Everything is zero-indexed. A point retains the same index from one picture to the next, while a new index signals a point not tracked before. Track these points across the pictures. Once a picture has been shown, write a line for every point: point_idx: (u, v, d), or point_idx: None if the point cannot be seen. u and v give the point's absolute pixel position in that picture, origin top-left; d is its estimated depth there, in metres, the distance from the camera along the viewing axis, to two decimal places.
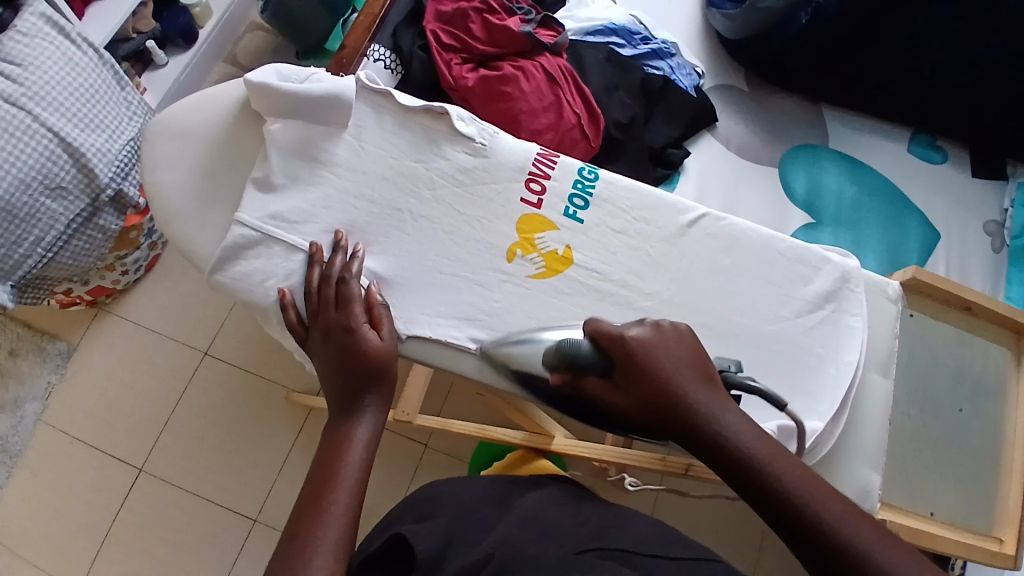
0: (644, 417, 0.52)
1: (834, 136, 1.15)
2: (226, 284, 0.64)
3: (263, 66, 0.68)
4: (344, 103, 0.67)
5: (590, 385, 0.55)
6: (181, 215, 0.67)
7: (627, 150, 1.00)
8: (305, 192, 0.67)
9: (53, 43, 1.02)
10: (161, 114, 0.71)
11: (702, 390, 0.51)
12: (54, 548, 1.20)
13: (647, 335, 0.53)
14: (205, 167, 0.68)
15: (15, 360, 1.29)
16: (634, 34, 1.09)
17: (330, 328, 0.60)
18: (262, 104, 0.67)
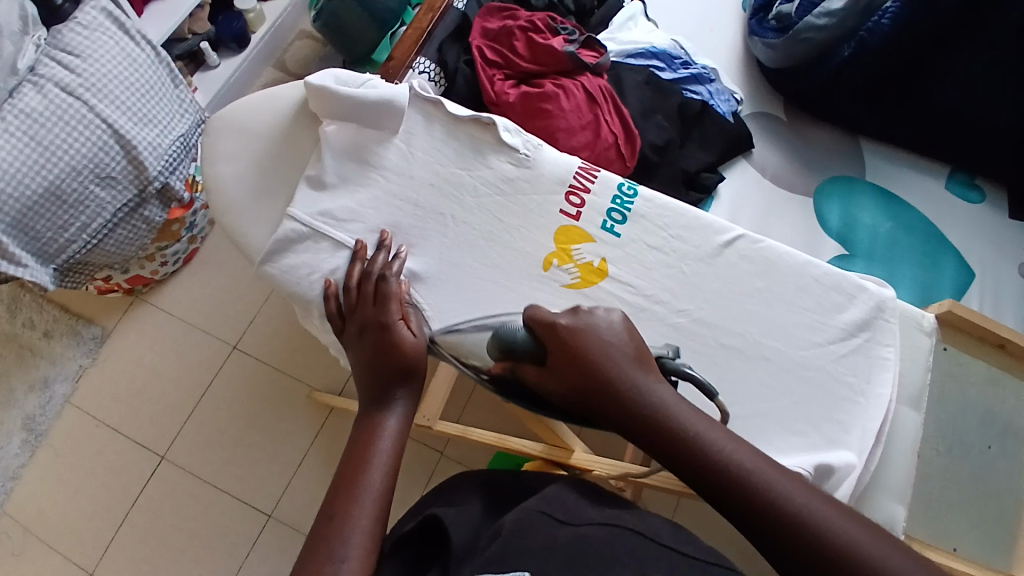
0: (573, 398, 0.54)
1: (871, 169, 1.14)
2: (273, 276, 0.67)
3: (322, 71, 0.71)
4: (397, 111, 0.70)
5: (524, 371, 0.56)
6: (231, 208, 0.70)
7: (662, 171, 1.01)
8: (355, 190, 0.69)
9: (112, 38, 1.07)
10: (221, 112, 0.74)
11: (630, 371, 0.54)
12: (72, 528, 1.23)
13: (581, 320, 0.55)
14: (258, 163, 0.71)
15: (50, 341, 1.33)
16: (675, 59, 1.10)
17: (367, 323, 0.61)
18: (318, 106, 0.70)
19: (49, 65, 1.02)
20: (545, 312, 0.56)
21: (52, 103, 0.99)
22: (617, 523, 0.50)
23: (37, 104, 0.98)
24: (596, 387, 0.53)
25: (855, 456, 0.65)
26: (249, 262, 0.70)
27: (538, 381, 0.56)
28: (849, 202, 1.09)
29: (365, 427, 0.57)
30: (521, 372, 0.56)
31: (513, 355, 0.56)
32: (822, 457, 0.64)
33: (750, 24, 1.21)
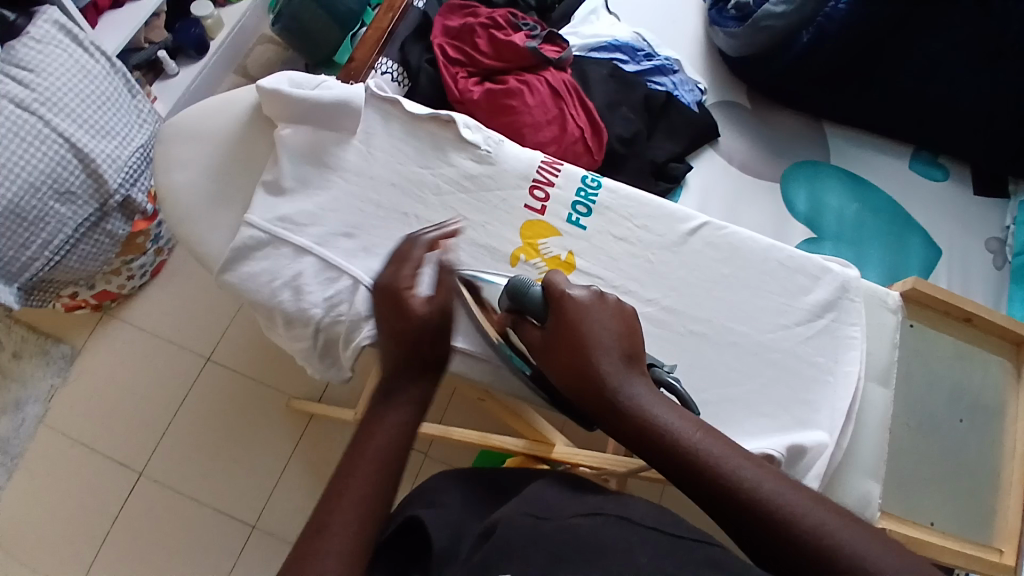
0: (561, 378, 0.54)
1: (835, 152, 1.16)
2: (235, 284, 0.65)
3: (275, 74, 0.70)
4: (355, 111, 0.69)
5: (527, 329, 0.59)
6: (191, 217, 0.68)
7: (630, 163, 1.02)
8: (316, 192, 0.68)
9: (66, 50, 1.05)
10: (176, 118, 0.72)
11: (619, 362, 0.52)
12: (50, 552, 1.20)
13: (586, 299, 0.55)
14: (217, 170, 0.70)
15: (18, 362, 1.30)
16: (638, 51, 1.11)
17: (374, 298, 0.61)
18: (274, 110, 0.69)
19: (1, 80, 0.99)
20: (559, 282, 0.57)
21: (7, 120, 0.97)
22: (600, 512, 0.49)
23: None
24: (581, 369, 0.52)
25: (825, 434, 0.66)
26: (212, 271, 0.68)
27: (537, 349, 0.57)
28: (816, 186, 1.11)
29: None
30: (524, 329, 0.59)
31: (522, 314, 0.59)
32: (793, 437, 0.65)
33: (710, 13, 1.22)
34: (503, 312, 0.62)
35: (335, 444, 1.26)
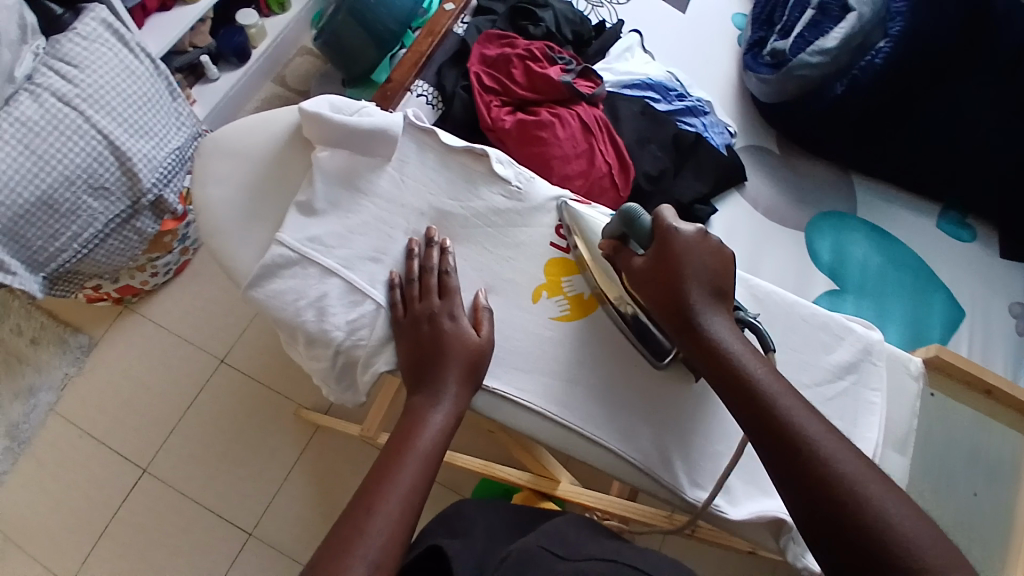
0: (659, 307, 0.61)
1: (861, 204, 1.16)
2: (260, 300, 0.65)
3: (317, 97, 0.72)
4: (392, 140, 0.70)
5: (626, 255, 0.65)
6: (225, 231, 0.70)
7: (656, 201, 1.02)
8: (338, 215, 0.68)
9: (111, 48, 1.08)
10: (217, 132, 0.74)
11: (710, 296, 0.60)
12: (50, 540, 1.21)
13: (692, 237, 0.61)
14: (252, 186, 0.71)
15: (36, 348, 1.32)
16: (670, 90, 1.12)
17: (417, 306, 0.64)
18: (312, 132, 0.70)
19: (46, 73, 1.01)
20: (668, 216, 0.62)
21: (47, 112, 0.99)
22: (613, 559, 0.48)
23: (33, 113, 0.98)
24: (679, 302, 0.59)
25: None
26: (238, 284, 0.69)
27: (636, 274, 0.63)
28: (840, 239, 1.11)
29: (410, 417, 0.59)
30: (624, 254, 0.65)
31: (626, 238, 0.65)
32: None
33: (745, 58, 1.23)
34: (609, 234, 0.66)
35: (339, 457, 1.26)
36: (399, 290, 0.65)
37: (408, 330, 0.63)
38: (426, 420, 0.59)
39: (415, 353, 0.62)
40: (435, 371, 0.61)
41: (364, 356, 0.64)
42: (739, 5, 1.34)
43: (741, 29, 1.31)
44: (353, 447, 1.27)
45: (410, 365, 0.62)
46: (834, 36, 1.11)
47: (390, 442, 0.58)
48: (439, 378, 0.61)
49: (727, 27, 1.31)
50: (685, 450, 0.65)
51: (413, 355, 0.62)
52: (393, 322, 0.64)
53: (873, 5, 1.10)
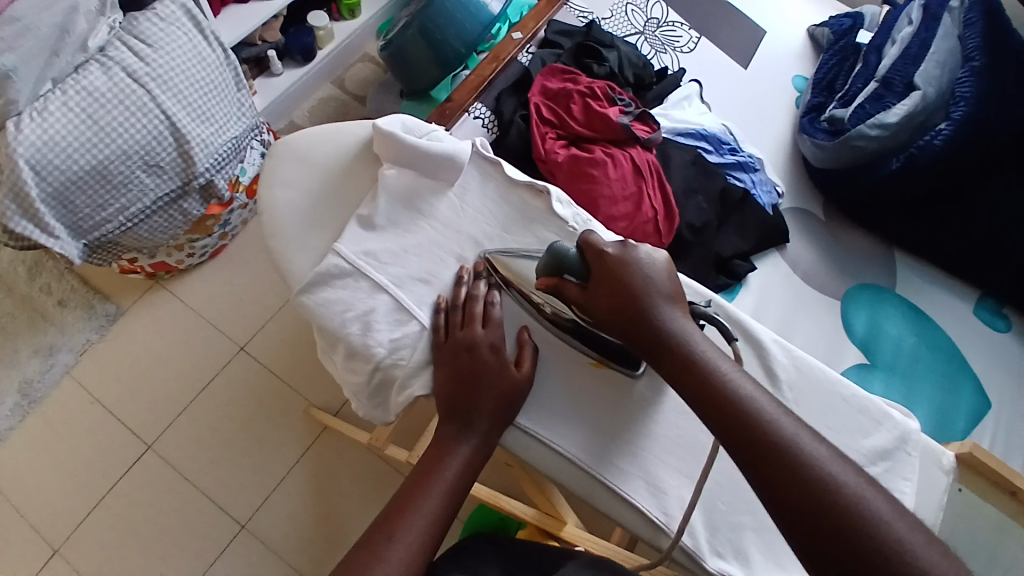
0: (609, 319, 0.62)
1: (900, 283, 1.14)
2: (309, 306, 0.66)
3: (390, 115, 0.73)
4: (457, 167, 0.71)
5: (568, 289, 0.64)
6: (285, 232, 0.71)
7: (696, 252, 1.02)
8: (391, 231, 0.69)
9: (186, 32, 1.10)
10: (290, 137, 0.76)
11: (664, 301, 0.61)
12: (46, 502, 1.22)
13: (622, 252, 0.63)
14: (315, 192, 0.72)
15: (63, 310, 1.34)
16: (723, 143, 1.12)
17: (462, 333, 0.64)
18: (381, 149, 0.71)
19: (119, 47, 1.04)
20: (595, 240, 0.63)
21: (115, 85, 1.02)
22: None
23: (102, 85, 1.01)
24: (631, 310, 0.60)
25: None
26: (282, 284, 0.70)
27: (582, 300, 0.63)
28: (876, 314, 1.09)
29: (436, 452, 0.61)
30: (565, 290, 0.64)
31: (562, 274, 0.64)
32: None
33: (802, 120, 1.23)
34: (541, 276, 0.65)
35: (343, 460, 1.27)
36: (445, 316, 0.65)
37: (448, 359, 0.63)
38: (451, 452, 0.61)
39: (452, 381, 0.63)
40: (470, 404, 0.62)
41: (398, 375, 0.65)
42: (800, 66, 1.35)
43: (799, 92, 1.31)
44: (357, 453, 1.28)
45: (442, 394, 0.63)
46: (896, 112, 1.13)
47: (417, 470, 0.61)
48: (472, 409, 0.62)
49: (786, 87, 1.31)
50: (628, 463, 0.65)
51: (449, 382, 0.63)
52: (437, 348, 0.64)
53: (937, 88, 1.14)
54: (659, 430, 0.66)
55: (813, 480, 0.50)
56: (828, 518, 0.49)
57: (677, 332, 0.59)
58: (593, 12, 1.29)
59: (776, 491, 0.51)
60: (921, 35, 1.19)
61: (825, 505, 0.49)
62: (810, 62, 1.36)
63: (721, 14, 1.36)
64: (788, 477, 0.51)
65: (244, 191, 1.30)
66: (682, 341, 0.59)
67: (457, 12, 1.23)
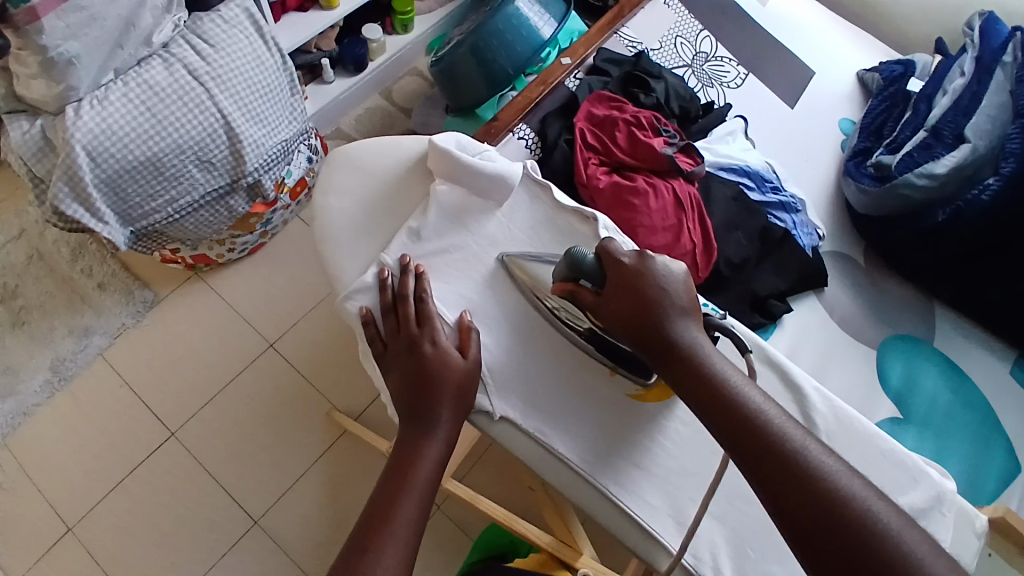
0: (618, 324, 0.64)
1: (939, 336, 1.12)
2: (351, 313, 0.69)
3: (446, 132, 0.77)
4: (506, 188, 0.74)
5: (582, 294, 0.66)
6: (334, 239, 0.73)
7: (732, 288, 1.01)
8: (435, 251, 0.72)
9: (248, 37, 1.13)
10: (347, 146, 0.79)
11: (676, 312, 0.63)
12: (68, 480, 1.24)
13: (640, 263, 0.65)
14: (367, 202, 0.75)
15: (102, 293, 1.38)
16: (766, 181, 1.12)
17: (406, 321, 0.66)
18: (434, 164, 0.75)
19: (182, 45, 1.08)
20: (612, 247, 0.66)
21: (175, 82, 1.06)
22: None
23: (164, 81, 1.05)
24: (645, 314, 0.63)
25: None
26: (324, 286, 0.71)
27: (596, 306, 0.65)
28: (913, 366, 1.07)
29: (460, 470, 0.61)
30: (580, 295, 0.66)
31: (577, 279, 0.66)
32: None
33: (847, 164, 1.22)
34: (558, 283, 0.68)
35: (360, 466, 1.28)
36: (388, 306, 0.67)
37: (400, 352, 0.65)
38: (423, 449, 0.60)
39: (405, 373, 0.64)
40: (429, 395, 0.62)
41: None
42: (847, 109, 1.34)
43: (845, 135, 1.31)
44: (374, 460, 1.29)
45: (398, 387, 0.64)
46: (945, 162, 1.11)
47: (392, 469, 0.60)
48: (423, 398, 0.62)
49: (833, 129, 1.30)
50: (611, 455, 0.67)
51: (402, 375, 0.64)
52: (388, 339, 0.66)
53: (988, 142, 1.13)
54: (651, 433, 0.68)
55: (828, 493, 0.53)
56: (845, 531, 0.51)
57: (688, 341, 0.62)
58: (642, 42, 1.30)
59: (781, 493, 0.54)
60: (973, 87, 1.18)
61: (841, 516, 0.52)
62: (858, 106, 1.35)
63: (771, 51, 1.36)
64: (804, 491, 0.53)
65: (288, 193, 1.35)
66: (693, 349, 0.62)
67: (508, 35, 1.25)
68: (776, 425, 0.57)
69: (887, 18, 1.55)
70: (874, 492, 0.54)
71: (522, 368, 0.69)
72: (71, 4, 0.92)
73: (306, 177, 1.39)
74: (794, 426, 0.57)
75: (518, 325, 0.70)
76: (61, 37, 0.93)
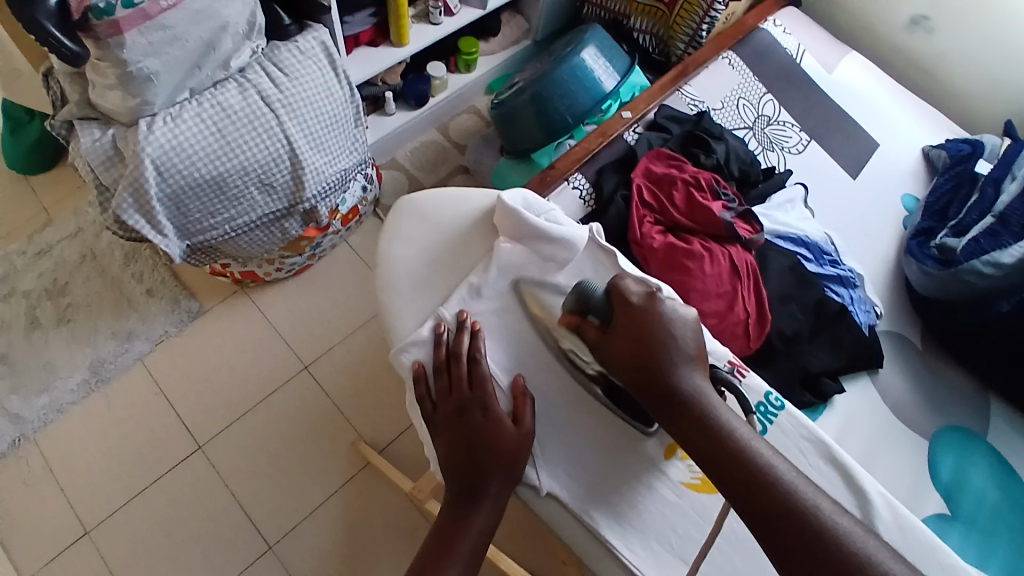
0: (624, 363, 0.67)
1: (998, 433, 1.06)
2: (401, 365, 0.74)
3: (514, 190, 0.81)
4: (570, 251, 0.77)
5: (588, 328, 0.70)
6: (395, 287, 0.78)
7: (782, 362, 0.98)
8: (494, 313, 0.76)
9: (320, 68, 1.17)
10: (416, 197, 0.84)
11: (681, 359, 0.66)
12: (93, 482, 1.25)
13: (647, 303, 0.68)
14: (430, 254, 0.80)
15: (149, 299, 1.41)
16: (824, 253, 1.09)
17: (460, 381, 0.71)
18: (501, 223, 0.78)
19: (257, 71, 1.11)
20: (623, 286, 0.70)
21: (247, 106, 1.08)
22: None
23: (237, 104, 1.08)
24: (648, 360, 0.66)
25: None
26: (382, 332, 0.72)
27: (601, 341, 0.69)
28: (963, 463, 1.01)
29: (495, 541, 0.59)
30: (586, 328, 0.70)
31: (584, 314, 0.70)
32: None
33: (909, 242, 1.19)
34: (566, 312, 0.72)
35: (378, 502, 1.26)
36: (442, 362, 0.72)
37: (451, 415, 0.70)
38: (472, 522, 0.66)
39: (454, 436, 0.69)
40: (478, 466, 0.67)
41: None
42: (911, 185, 1.30)
43: (908, 211, 1.27)
44: (394, 496, 1.27)
45: (444, 450, 0.69)
46: (1013, 252, 1.04)
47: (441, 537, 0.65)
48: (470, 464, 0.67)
49: (895, 205, 1.27)
50: (617, 503, 0.74)
51: (451, 437, 0.69)
52: (441, 395, 0.71)
53: None
54: (684, 505, 0.74)
55: (841, 554, 0.54)
56: None
57: (692, 389, 0.64)
58: (705, 101, 1.29)
59: (792, 549, 0.55)
60: None
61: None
62: (922, 183, 1.32)
63: (835, 120, 1.34)
64: (815, 550, 0.55)
65: (339, 220, 1.38)
66: (696, 398, 0.64)
67: (573, 85, 1.27)
68: (776, 475, 0.59)
69: (956, 95, 1.52)
70: (890, 551, 0.55)
71: (571, 441, 0.75)
72: (155, 22, 0.96)
73: (359, 206, 1.42)
74: (787, 467, 0.60)
75: (534, 350, 0.77)
76: (143, 54, 0.97)
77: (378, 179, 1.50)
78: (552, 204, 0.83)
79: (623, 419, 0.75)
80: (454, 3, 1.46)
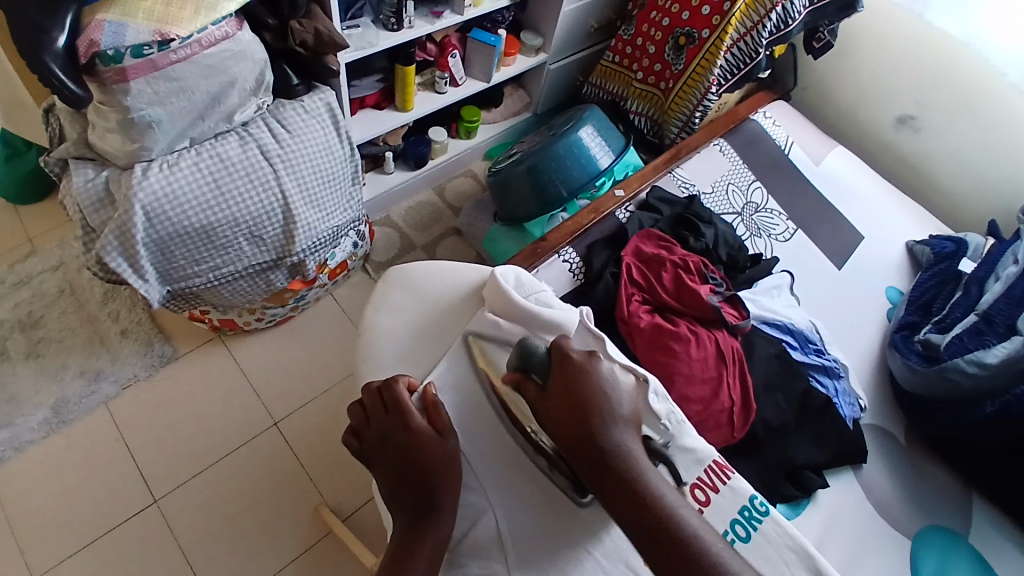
0: (561, 420, 0.62)
1: (986, 540, 1.02)
2: None
3: (507, 267, 0.82)
4: (561, 335, 0.76)
5: (528, 387, 0.66)
6: (379, 358, 0.78)
7: (765, 453, 0.96)
8: (451, 385, 0.73)
9: (323, 127, 1.19)
10: (408, 268, 0.85)
11: (616, 420, 0.63)
12: (35, 531, 1.17)
13: (587, 361, 0.66)
14: (416, 326, 0.79)
15: (122, 340, 1.37)
16: (810, 342, 1.09)
17: (398, 450, 0.66)
18: (490, 296, 0.78)
19: (260, 127, 1.12)
20: (565, 344, 0.67)
21: (246, 158, 1.09)
22: None
23: (235, 156, 1.08)
24: (584, 420, 0.61)
25: None
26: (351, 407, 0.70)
27: (539, 399, 0.64)
28: (947, 565, 0.98)
29: None
30: (526, 387, 0.65)
31: (527, 372, 0.67)
32: None
33: (893, 336, 1.20)
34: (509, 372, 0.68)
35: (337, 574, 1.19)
36: (376, 441, 0.68)
37: (401, 490, 0.64)
38: None
39: (411, 506, 0.64)
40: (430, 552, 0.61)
41: (450, 551, 0.66)
42: (895, 278, 1.32)
43: (892, 303, 1.29)
44: (355, 568, 1.20)
45: (403, 524, 0.63)
46: (996, 352, 1.05)
47: None
48: (434, 535, 0.62)
49: (879, 297, 1.29)
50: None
51: (408, 513, 0.63)
52: (384, 468, 0.67)
53: None
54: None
55: None
56: None
57: (621, 449, 0.61)
58: (695, 184, 1.33)
59: None
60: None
61: None
62: (906, 277, 1.34)
63: (823, 212, 1.37)
64: None
65: (327, 273, 1.37)
66: (624, 457, 0.61)
67: (568, 160, 1.30)
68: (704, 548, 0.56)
69: (941, 193, 1.57)
70: None
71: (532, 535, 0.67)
72: (162, 73, 0.97)
73: (348, 261, 1.42)
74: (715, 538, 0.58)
75: (478, 414, 0.73)
76: (146, 102, 0.98)
77: (370, 237, 1.51)
78: (546, 286, 0.83)
79: (561, 487, 0.69)
80: (459, 74, 1.50)
